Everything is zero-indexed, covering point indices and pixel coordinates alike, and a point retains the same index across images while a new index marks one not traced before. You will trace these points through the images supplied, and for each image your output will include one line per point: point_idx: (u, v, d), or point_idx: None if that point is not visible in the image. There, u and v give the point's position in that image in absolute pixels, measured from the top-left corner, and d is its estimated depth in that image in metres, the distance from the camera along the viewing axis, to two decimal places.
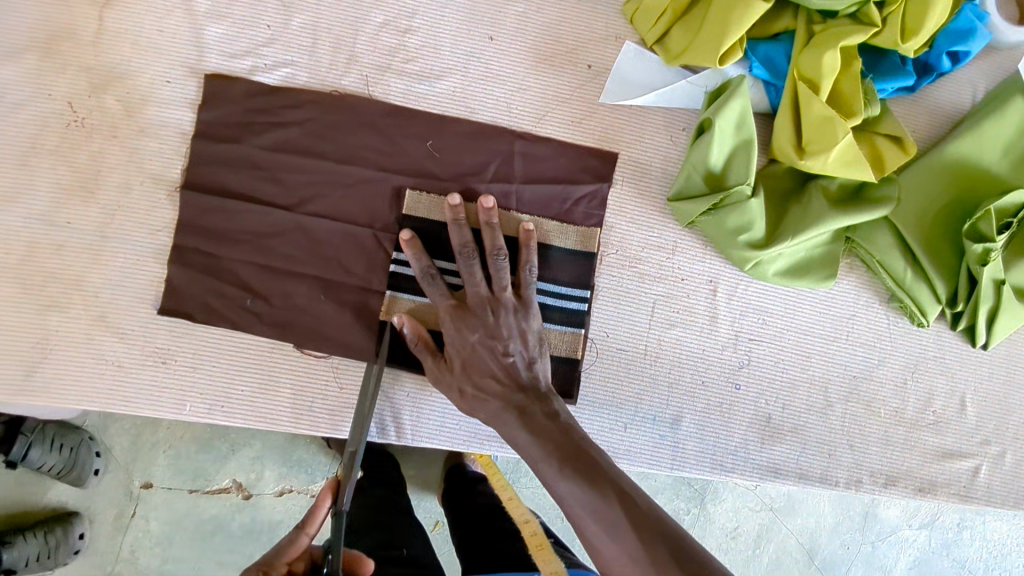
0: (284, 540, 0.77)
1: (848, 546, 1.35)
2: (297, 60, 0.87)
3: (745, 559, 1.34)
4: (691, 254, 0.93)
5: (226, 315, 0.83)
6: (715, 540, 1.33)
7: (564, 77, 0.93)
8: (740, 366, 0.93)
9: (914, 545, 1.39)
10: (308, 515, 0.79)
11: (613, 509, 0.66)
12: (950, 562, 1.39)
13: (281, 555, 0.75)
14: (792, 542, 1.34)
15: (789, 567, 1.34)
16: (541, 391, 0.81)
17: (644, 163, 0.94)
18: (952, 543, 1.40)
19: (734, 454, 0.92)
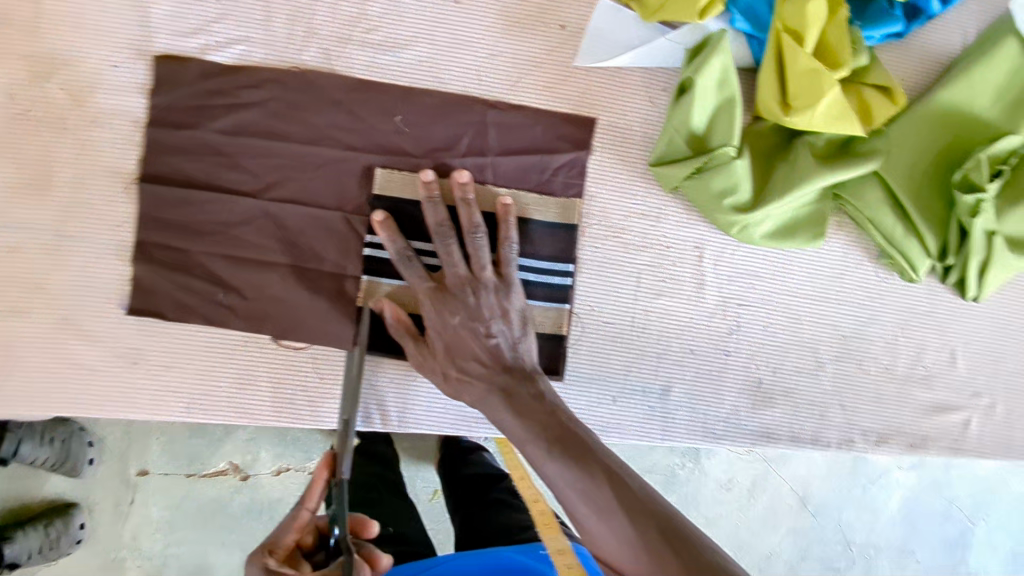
0: (286, 518, 0.71)
1: (840, 491, 1.37)
2: (252, 35, 0.82)
3: (740, 509, 1.35)
4: (676, 220, 0.91)
5: (197, 310, 0.80)
6: (710, 494, 1.34)
7: (536, 40, 0.88)
8: (730, 332, 0.91)
9: (904, 486, 1.40)
10: (307, 491, 0.71)
11: (603, 488, 0.64)
12: (939, 500, 1.41)
13: (283, 540, 0.69)
14: (786, 490, 1.36)
15: (784, 515, 1.36)
16: (526, 372, 0.79)
17: (624, 128, 0.90)
18: (941, 481, 1.41)
19: (726, 421, 0.91)
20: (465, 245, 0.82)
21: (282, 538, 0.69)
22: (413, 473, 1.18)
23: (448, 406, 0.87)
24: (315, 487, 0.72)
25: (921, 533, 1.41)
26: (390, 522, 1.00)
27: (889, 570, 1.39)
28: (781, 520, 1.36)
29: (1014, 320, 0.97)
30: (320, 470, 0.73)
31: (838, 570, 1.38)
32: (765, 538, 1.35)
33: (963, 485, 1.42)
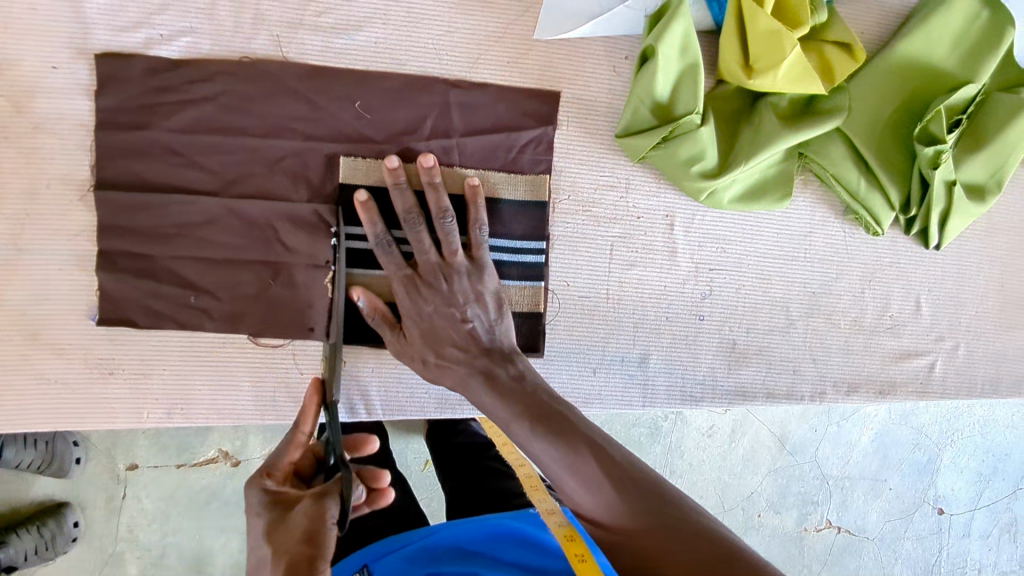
0: (280, 443, 0.70)
1: (815, 429, 1.43)
2: (198, 25, 0.79)
3: (723, 453, 1.40)
4: (645, 189, 0.91)
5: (170, 316, 0.79)
6: (692, 441, 1.38)
7: (493, 12, 0.86)
8: (703, 297, 0.93)
9: (875, 420, 1.46)
10: (300, 415, 0.70)
11: (587, 460, 0.65)
12: (909, 430, 1.47)
13: (280, 461, 0.68)
14: (764, 432, 1.41)
15: (764, 457, 1.41)
16: (505, 354, 0.79)
17: (588, 99, 0.89)
18: (910, 413, 1.48)
19: (702, 383, 0.93)
20: (435, 231, 0.81)
21: (279, 459, 0.69)
22: (402, 446, 1.20)
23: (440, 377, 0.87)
24: (307, 411, 0.71)
25: (894, 463, 1.47)
26: (381, 497, 1.00)
27: (865, 499, 1.46)
28: (761, 460, 1.41)
29: (975, 265, 1.00)
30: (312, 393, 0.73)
31: (816, 504, 1.43)
32: (747, 479, 1.40)
33: (932, 415, 1.48)
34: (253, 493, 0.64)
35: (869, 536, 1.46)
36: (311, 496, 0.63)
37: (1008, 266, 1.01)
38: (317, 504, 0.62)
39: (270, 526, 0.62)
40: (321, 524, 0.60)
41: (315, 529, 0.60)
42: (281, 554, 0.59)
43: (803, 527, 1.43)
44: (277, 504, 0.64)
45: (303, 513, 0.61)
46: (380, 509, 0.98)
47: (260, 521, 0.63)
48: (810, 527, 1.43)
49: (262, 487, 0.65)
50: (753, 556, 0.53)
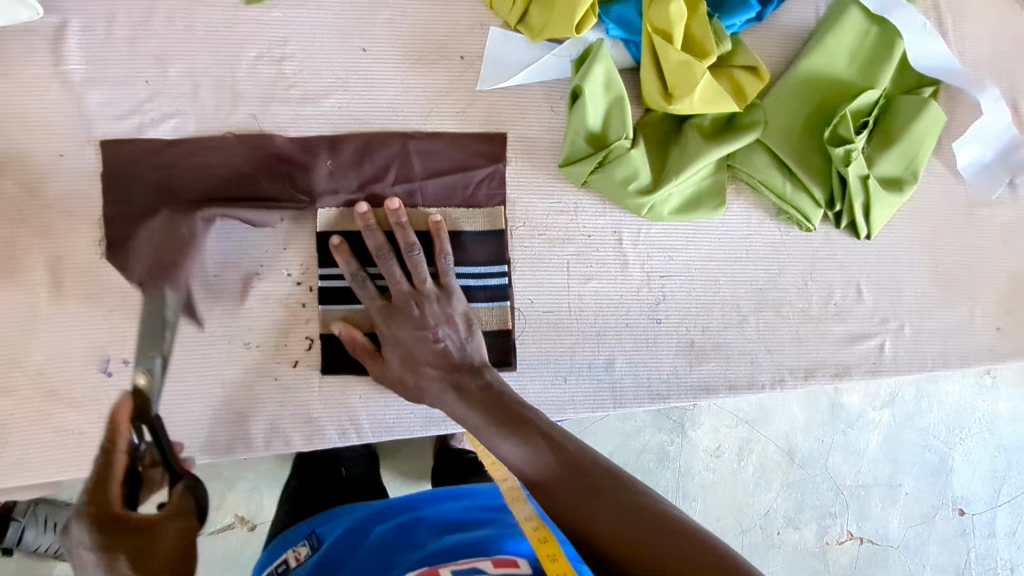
0: (100, 462, 0.85)
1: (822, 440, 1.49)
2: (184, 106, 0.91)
3: (732, 473, 1.45)
4: (592, 211, 1.01)
5: (176, 362, 0.89)
6: (702, 462, 1.44)
7: (440, 71, 0.98)
8: (660, 301, 1.02)
9: (881, 425, 1.52)
10: (110, 431, 0.86)
11: (541, 452, 0.74)
12: (915, 431, 1.53)
13: (111, 486, 0.84)
14: (772, 447, 1.47)
15: (773, 470, 1.47)
16: (477, 366, 0.88)
17: (532, 137, 1.00)
18: (914, 414, 1.53)
19: (667, 381, 1.01)
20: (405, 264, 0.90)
21: (104, 485, 0.84)
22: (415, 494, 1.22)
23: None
24: (121, 420, 0.87)
25: (907, 467, 1.51)
26: (341, 465, 1.09)
27: (883, 505, 1.49)
28: (774, 477, 1.46)
29: (907, 250, 1.09)
30: (127, 408, 0.88)
31: (833, 515, 1.47)
32: (761, 497, 1.45)
33: (936, 413, 1.54)
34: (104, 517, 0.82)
35: (894, 545, 1.49)
36: (167, 522, 0.85)
37: (941, 249, 1.10)
38: (175, 526, 0.85)
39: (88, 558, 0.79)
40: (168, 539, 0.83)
41: (155, 525, 0.83)
42: (136, 542, 0.80)
43: (824, 541, 1.47)
44: (109, 545, 0.80)
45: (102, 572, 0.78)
46: (340, 474, 1.07)
47: (123, 548, 0.79)
48: (831, 540, 1.47)
49: (84, 528, 0.82)
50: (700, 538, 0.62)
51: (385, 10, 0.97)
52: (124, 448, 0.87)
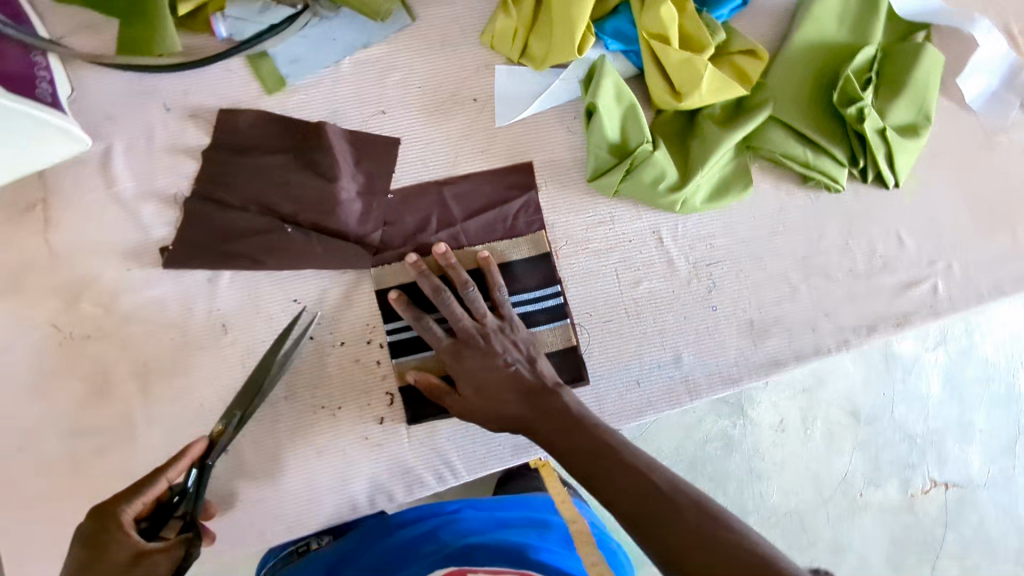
0: (146, 478, 0.81)
1: (883, 394, 1.47)
2: (240, 194, 0.95)
3: (801, 444, 1.45)
4: (627, 217, 1.04)
5: (270, 442, 0.93)
6: (768, 438, 1.45)
7: (458, 117, 1.02)
8: (710, 289, 1.04)
9: (938, 366, 1.50)
10: (173, 461, 0.82)
11: (613, 469, 0.79)
12: (975, 366, 1.50)
13: (138, 503, 0.79)
14: (835, 411, 1.46)
15: (842, 433, 1.46)
16: (545, 379, 0.91)
17: (556, 160, 1.04)
18: (969, 347, 1.50)
19: (735, 364, 1.04)
20: (464, 301, 0.94)
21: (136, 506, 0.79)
22: None
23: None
24: (184, 460, 0.83)
25: (975, 403, 1.50)
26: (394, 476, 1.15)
27: (959, 446, 1.49)
28: (844, 439, 1.46)
29: (937, 190, 1.11)
30: (201, 450, 0.85)
31: (913, 466, 1.48)
32: (835, 462, 1.46)
33: (998, 348, 1.50)
34: (141, 495, 0.80)
35: (980, 483, 1.49)
36: (157, 551, 0.76)
37: (970, 183, 1.12)
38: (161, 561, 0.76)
39: (126, 530, 0.77)
40: (156, 570, 0.75)
41: (145, 554, 0.75)
42: (119, 565, 0.74)
43: (909, 493, 1.47)
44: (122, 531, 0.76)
45: (128, 547, 0.75)
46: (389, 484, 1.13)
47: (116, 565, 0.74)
48: (918, 491, 1.47)
49: (121, 520, 0.77)
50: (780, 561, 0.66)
51: (396, 71, 1.01)
52: (167, 480, 0.82)
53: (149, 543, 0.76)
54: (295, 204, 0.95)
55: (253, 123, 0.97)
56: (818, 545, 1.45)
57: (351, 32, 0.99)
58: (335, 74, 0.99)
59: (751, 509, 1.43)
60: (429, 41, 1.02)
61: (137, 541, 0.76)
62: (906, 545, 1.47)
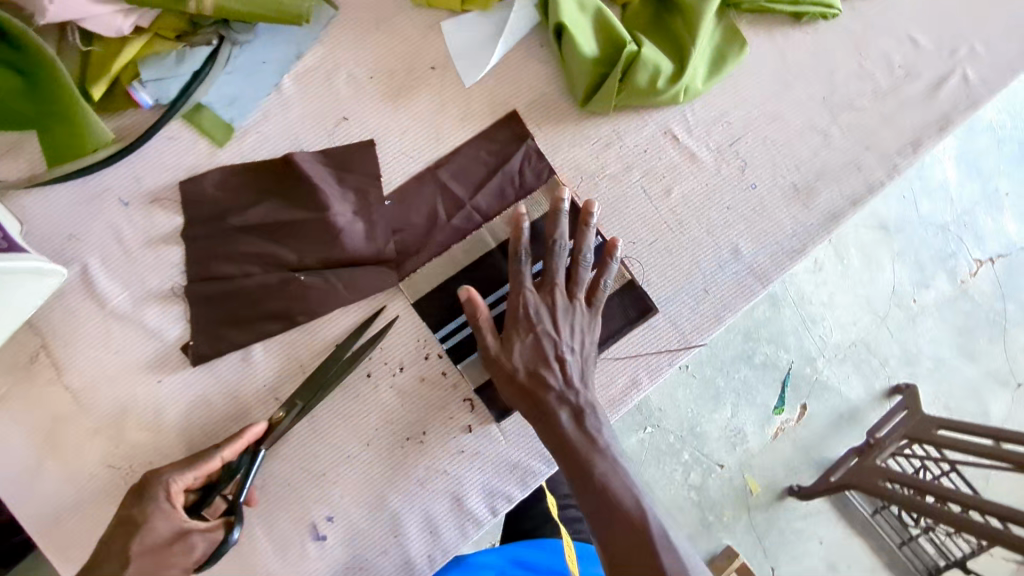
0: (198, 454, 0.80)
1: (905, 197, 1.59)
2: (240, 261, 0.88)
3: (842, 274, 1.56)
4: (634, 127, 0.96)
5: (371, 492, 0.88)
6: (808, 280, 1.56)
7: (422, 92, 0.93)
8: (743, 169, 0.98)
9: (949, 153, 1.61)
10: (230, 442, 0.80)
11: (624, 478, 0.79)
12: (978, 142, 1.62)
13: (185, 475, 0.78)
14: (866, 228, 1.58)
15: (879, 248, 1.58)
16: (570, 395, 0.84)
17: (538, 98, 0.95)
18: (970, 127, 1.62)
19: (795, 234, 0.98)
20: (546, 254, 0.87)
21: (182, 476, 0.78)
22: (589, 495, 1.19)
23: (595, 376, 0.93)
24: (239, 442, 0.81)
25: (992, 169, 1.62)
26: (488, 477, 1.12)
27: (992, 219, 1.61)
28: (880, 254, 1.58)
29: None
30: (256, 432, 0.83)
31: (953, 253, 1.59)
32: (883, 276, 1.57)
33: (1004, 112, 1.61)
34: (194, 469, 0.78)
35: (1020, 247, 1.62)
36: (198, 531, 0.77)
37: None
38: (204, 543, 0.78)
39: (172, 503, 0.76)
40: (193, 552, 0.77)
41: (186, 534, 0.76)
42: (162, 539, 0.75)
43: (959, 280, 1.60)
44: (169, 503, 0.76)
45: (170, 521, 0.76)
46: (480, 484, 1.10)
47: (157, 519, 0.75)
48: (966, 276, 1.60)
49: (163, 491, 0.76)
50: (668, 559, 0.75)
51: (340, 70, 0.92)
52: (222, 460, 0.80)
53: (191, 520, 0.77)
54: (299, 251, 0.88)
55: (219, 183, 0.88)
56: (889, 362, 1.57)
57: (279, 48, 0.90)
58: (280, 98, 0.91)
59: (815, 356, 1.54)
60: (362, 26, 0.93)
61: (180, 517, 0.76)
62: (973, 334, 1.60)
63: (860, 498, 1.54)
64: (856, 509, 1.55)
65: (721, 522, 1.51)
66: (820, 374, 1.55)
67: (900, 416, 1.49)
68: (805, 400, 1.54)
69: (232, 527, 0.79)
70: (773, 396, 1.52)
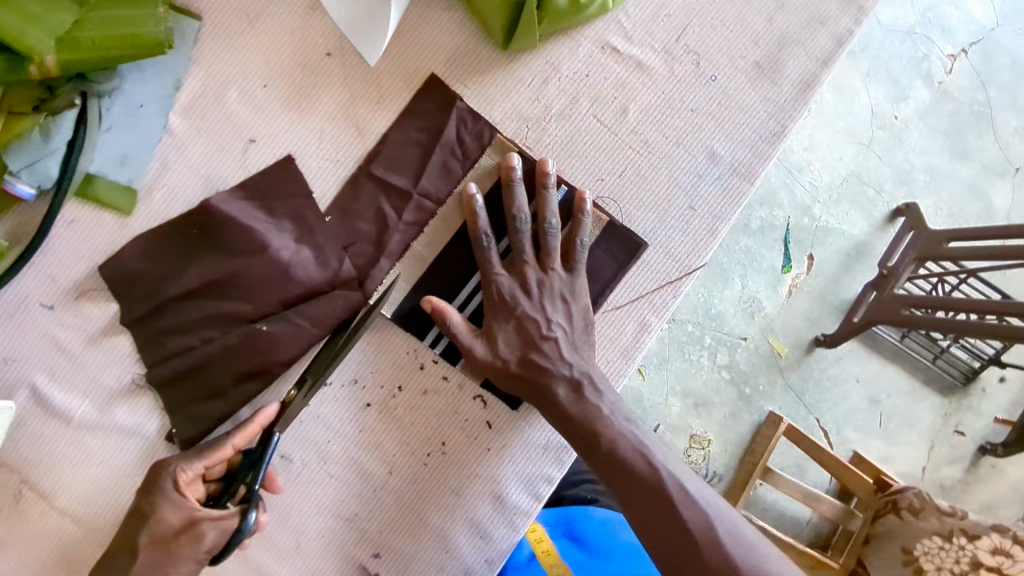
0: (212, 442, 0.76)
1: None
2: (195, 329, 0.80)
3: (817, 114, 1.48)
4: (568, 53, 0.85)
5: (409, 518, 0.85)
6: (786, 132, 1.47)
7: (326, 86, 0.82)
8: (698, 62, 0.87)
9: None
10: (241, 429, 0.76)
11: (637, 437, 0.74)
12: None
13: (197, 463, 0.74)
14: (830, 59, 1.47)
15: (848, 76, 1.48)
16: (566, 369, 0.81)
17: (455, 53, 0.84)
18: None
19: (770, 116, 0.89)
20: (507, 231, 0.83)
21: (195, 464, 0.74)
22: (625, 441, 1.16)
23: (599, 333, 0.87)
24: (251, 427, 0.77)
25: None
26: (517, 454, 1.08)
27: (956, 9, 1.51)
28: (851, 81, 1.48)
29: None
30: (269, 417, 0.78)
31: (925, 57, 1.50)
32: (858, 103, 1.49)
33: None
34: (203, 458, 0.75)
35: (991, 28, 1.52)
36: (209, 519, 0.73)
37: None
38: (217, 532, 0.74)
39: (180, 492, 0.74)
40: (203, 540, 0.73)
41: (196, 521, 0.73)
42: (172, 527, 0.73)
43: (936, 82, 1.50)
44: (180, 491, 0.74)
45: (178, 510, 0.73)
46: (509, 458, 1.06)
47: (169, 508, 0.73)
48: (942, 76, 1.50)
49: (173, 479, 0.74)
50: (692, 514, 0.74)
51: (228, 88, 0.80)
52: (234, 448, 0.76)
53: (200, 508, 0.73)
54: (253, 300, 0.80)
55: (140, 255, 0.79)
56: (884, 188, 1.50)
57: (152, 85, 0.79)
58: (174, 141, 0.80)
59: (810, 205, 1.48)
60: (234, 29, 0.80)
61: (189, 505, 0.73)
62: (963, 133, 1.52)
63: (885, 329, 1.50)
64: (883, 340, 1.52)
65: (758, 391, 1.48)
66: (819, 220, 1.48)
67: (907, 238, 1.43)
68: (812, 251, 1.48)
69: (247, 513, 0.74)
70: (779, 256, 1.47)
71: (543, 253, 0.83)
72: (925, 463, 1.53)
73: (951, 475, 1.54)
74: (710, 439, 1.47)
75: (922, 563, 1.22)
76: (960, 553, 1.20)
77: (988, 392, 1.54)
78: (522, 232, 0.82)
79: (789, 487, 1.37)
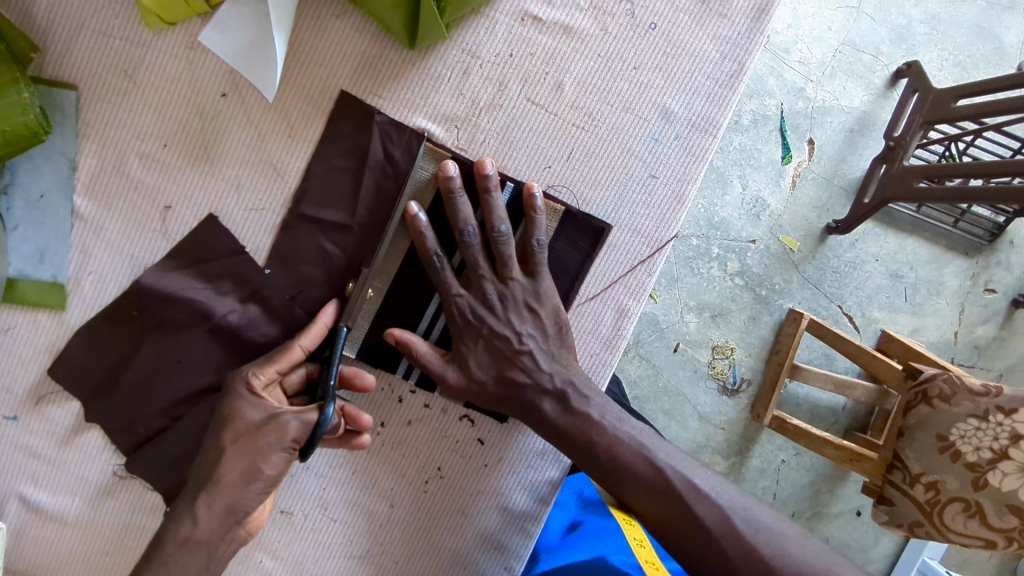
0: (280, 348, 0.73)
1: None
2: (161, 411, 0.77)
3: None
4: (484, 33, 0.76)
5: (422, 544, 0.84)
6: None
7: (229, 130, 0.75)
8: (633, 12, 0.77)
9: None
10: (305, 329, 0.73)
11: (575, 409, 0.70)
12: None
13: (268, 365, 0.70)
14: None
15: None
16: (546, 380, 0.77)
17: (362, 62, 0.75)
18: None
19: (723, 56, 0.79)
20: (456, 245, 0.77)
21: (267, 365, 0.70)
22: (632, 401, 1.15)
23: (576, 328, 0.82)
24: (315, 328, 0.73)
25: None
26: None
27: None
28: None
29: None
30: (332, 316, 0.75)
31: None
32: None
33: None
34: (274, 362, 0.70)
35: None
36: (290, 412, 0.68)
37: None
38: None
39: (256, 393, 0.69)
40: None
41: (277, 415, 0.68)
42: (243, 439, 0.68)
43: None
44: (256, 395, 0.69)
45: (259, 409, 0.69)
46: None
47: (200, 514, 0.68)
48: None
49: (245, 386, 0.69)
50: (704, 508, 0.72)
51: (126, 155, 0.74)
52: (303, 349, 0.72)
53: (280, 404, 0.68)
54: (210, 372, 0.77)
55: (87, 348, 0.76)
56: (882, 51, 1.35)
57: (47, 172, 0.74)
58: (86, 225, 0.75)
59: (802, 86, 1.35)
60: (116, 89, 0.73)
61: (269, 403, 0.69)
62: None
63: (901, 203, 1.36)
64: (900, 214, 1.39)
65: (775, 291, 1.37)
66: (815, 101, 1.35)
67: (912, 103, 1.28)
68: (811, 135, 1.36)
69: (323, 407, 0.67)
70: (776, 148, 1.35)
71: (499, 263, 0.76)
72: (956, 327, 1.43)
73: (985, 334, 1.44)
74: (732, 346, 1.37)
75: (960, 448, 1.01)
76: (998, 431, 0.99)
77: (1017, 244, 1.42)
78: (473, 246, 0.75)
79: (819, 378, 1.28)
